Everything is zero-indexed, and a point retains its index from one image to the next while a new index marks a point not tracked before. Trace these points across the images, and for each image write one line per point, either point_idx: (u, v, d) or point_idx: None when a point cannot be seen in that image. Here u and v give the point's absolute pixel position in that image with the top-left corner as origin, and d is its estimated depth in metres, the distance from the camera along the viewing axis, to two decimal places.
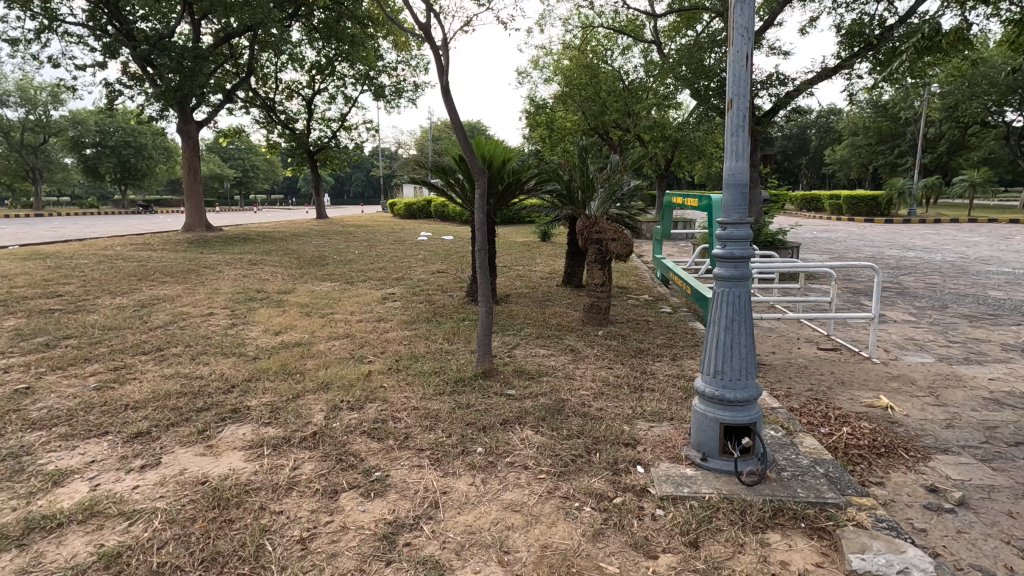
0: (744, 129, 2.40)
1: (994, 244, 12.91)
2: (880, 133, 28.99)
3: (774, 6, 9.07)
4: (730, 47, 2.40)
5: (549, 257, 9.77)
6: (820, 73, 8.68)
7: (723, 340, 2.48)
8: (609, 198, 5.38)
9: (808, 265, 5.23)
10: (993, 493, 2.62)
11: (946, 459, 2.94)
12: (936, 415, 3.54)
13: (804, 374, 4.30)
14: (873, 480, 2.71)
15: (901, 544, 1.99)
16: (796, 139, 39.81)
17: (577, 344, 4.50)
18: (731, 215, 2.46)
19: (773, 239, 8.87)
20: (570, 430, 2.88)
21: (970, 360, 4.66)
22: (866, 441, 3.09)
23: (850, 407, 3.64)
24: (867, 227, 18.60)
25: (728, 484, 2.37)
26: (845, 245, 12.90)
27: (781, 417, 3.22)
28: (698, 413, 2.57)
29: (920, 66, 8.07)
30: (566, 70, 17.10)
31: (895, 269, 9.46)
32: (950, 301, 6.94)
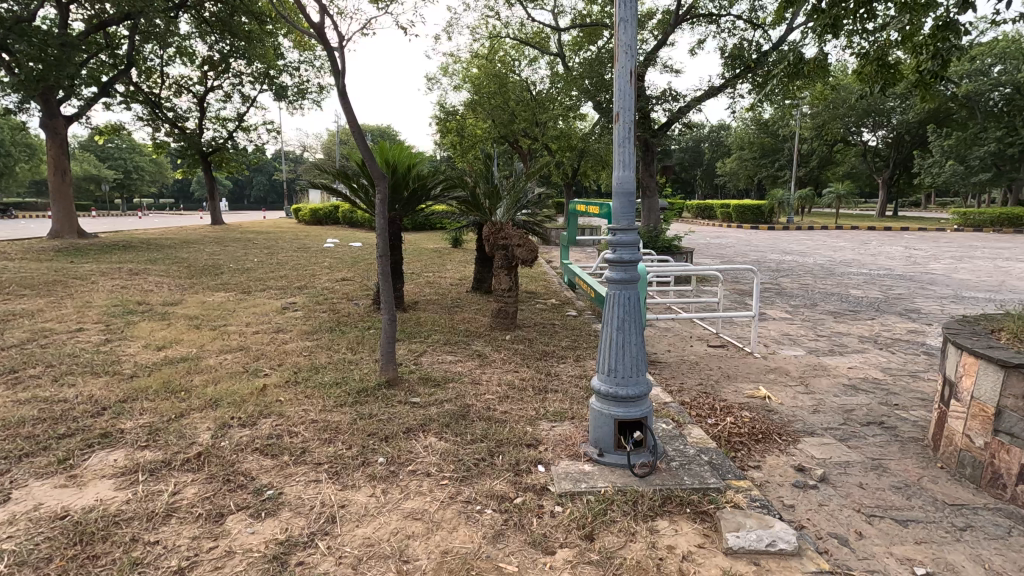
0: (630, 141, 2.54)
1: (855, 249, 14.60)
2: (763, 148, 31.85)
3: (666, 28, 9.71)
4: (616, 63, 2.53)
5: (460, 264, 9.79)
6: (707, 92, 9.41)
7: (615, 340, 2.61)
8: (514, 206, 5.54)
9: (698, 268, 5.60)
10: (848, 468, 2.96)
11: (812, 441, 3.28)
12: (805, 401, 3.95)
13: (695, 370, 4.62)
14: (751, 464, 2.97)
15: (771, 520, 2.19)
16: (692, 152, 42.63)
17: (485, 349, 4.54)
18: (621, 221, 2.60)
19: (670, 245, 9.47)
20: (473, 435, 2.90)
21: (834, 352, 5.23)
22: (747, 429, 3.37)
23: (733, 399, 3.96)
24: (752, 234, 20.38)
25: (622, 477, 2.50)
26: (734, 250, 14.00)
27: (672, 411, 3.44)
28: (595, 410, 2.68)
29: (791, 89, 8.96)
30: (475, 78, 17.27)
31: (775, 271, 10.40)
32: (819, 300, 7.75)
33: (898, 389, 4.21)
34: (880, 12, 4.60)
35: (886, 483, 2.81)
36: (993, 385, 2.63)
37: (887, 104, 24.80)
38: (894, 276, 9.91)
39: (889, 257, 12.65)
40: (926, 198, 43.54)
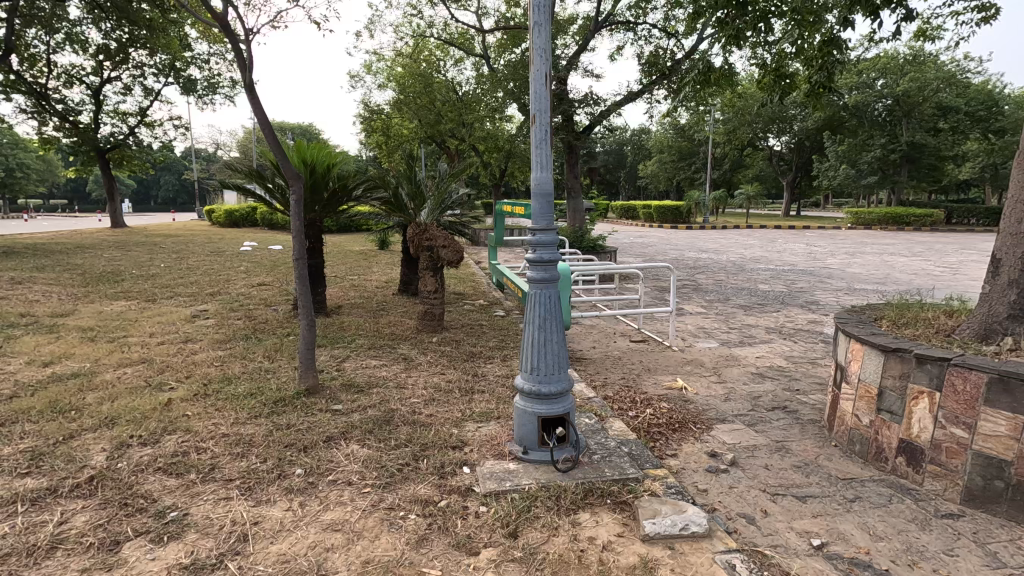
0: (547, 142, 2.59)
1: (764, 246, 15.67)
2: (680, 152, 33.46)
3: (586, 34, 9.99)
4: (533, 66, 2.56)
5: (386, 266, 9.58)
6: (626, 96, 9.77)
7: (537, 340, 2.65)
8: (438, 206, 5.56)
9: (620, 266, 5.80)
10: (755, 451, 3.17)
11: (724, 428, 3.49)
12: (718, 391, 4.19)
13: (618, 365, 4.78)
14: (669, 452, 3.11)
15: (685, 505, 2.29)
16: (615, 154, 44.06)
17: (411, 352, 4.46)
18: (540, 222, 2.64)
19: (594, 244, 9.75)
20: (397, 440, 2.84)
21: (744, 343, 5.59)
22: (664, 419, 3.53)
23: (653, 391, 4.13)
24: (672, 233, 21.36)
25: (546, 473, 2.54)
26: (655, 249, 14.60)
27: (595, 405, 3.53)
28: (518, 408, 2.70)
29: (702, 96, 9.47)
30: (399, 76, 16.97)
31: (693, 269, 10.96)
32: (731, 294, 8.25)
33: (799, 375, 4.56)
34: (777, 28, 4.95)
35: (788, 462, 3.03)
36: (876, 368, 2.91)
37: (790, 112, 26.79)
38: (796, 271, 10.73)
39: (793, 254, 13.67)
40: (824, 199, 47.41)
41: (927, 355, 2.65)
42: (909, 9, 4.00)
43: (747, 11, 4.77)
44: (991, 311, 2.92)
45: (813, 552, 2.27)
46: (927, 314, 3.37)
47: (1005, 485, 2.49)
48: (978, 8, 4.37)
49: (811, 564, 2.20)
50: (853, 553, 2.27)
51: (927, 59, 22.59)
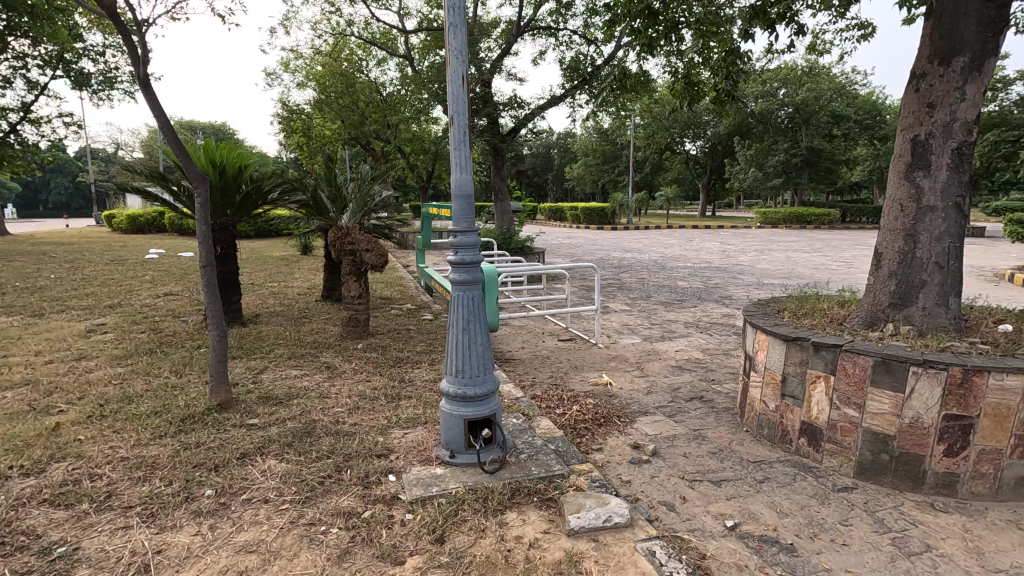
0: (465, 144, 2.58)
1: (684, 245, 16.47)
2: (604, 155, 34.54)
3: (509, 38, 10.09)
4: (449, 67, 2.55)
5: (309, 272, 9.21)
6: (549, 101, 9.95)
7: (461, 341, 2.64)
8: (360, 210, 5.45)
9: (546, 267, 5.89)
10: (675, 441, 3.32)
11: (646, 420, 3.63)
12: (640, 384, 4.36)
13: (546, 364, 4.85)
14: (594, 447, 3.20)
15: (608, 498, 2.36)
16: (542, 157, 44.78)
17: (334, 360, 4.31)
18: (461, 223, 2.63)
19: (522, 245, 9.87)
20: (319, 452, 2.73)
21: (664, 337, 5.85)
22: (590, 415, 3.62)
23: (579, 388, 4.22)
24: (598, 234, 21.99)
25: (473, 475, 2.53)
26: (582, 250, 14.97)
27: (523, 405, 3.56)
28: (444, 412, 2.68)
29: (622, 102, 9.81)
30: (319, 75, 16.39)
31: (617, 268, 11.34)
32: (653, 292, 8.60)
33: (714, 366, 4.82)
34: (686, 38, 5.22)
35: (705, 450, 3.19)
36: (780, 356, 3.13)
37: (703, 118, 28.35)
38: (711, 268, 11.37)
39: (709, 252, 14.46)
40: (737, 200, 50.58)
41: (822, 342, 2.89)
42: (801, 24, 4.32)
43: (658, 20, 4.98)
44: (876, 300, 3.22)
45: (727, 533, 2.40)
46: (822, 305, 3.67)
47: (890, 457, 2.75)
48: (859, 26, 4.79)
49: (726, 544, 2.33)
50: (762, 531, 2.42)
51: (821, 71, 24.63)
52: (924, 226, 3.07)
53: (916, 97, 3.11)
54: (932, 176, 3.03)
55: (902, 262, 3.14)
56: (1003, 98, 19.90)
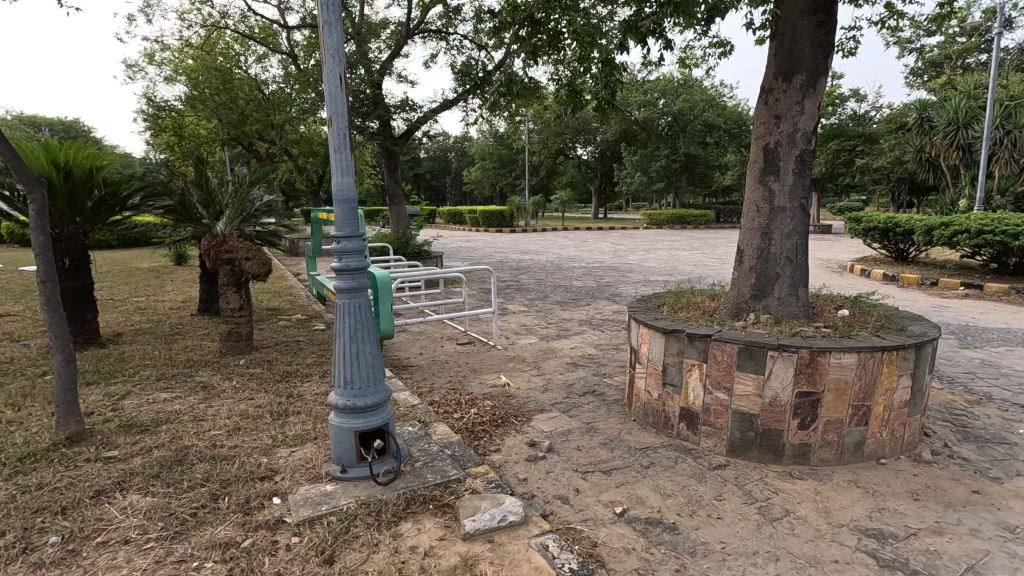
0: (346, 146, 2.50)
1: (578, 246, 17.15)
2: (501, 159, 35.02)
3: (398, 39, 9.91)
4: (324, 66, 2.45)
5: (184, 284, 8.42)
6: (442, 105, 9.90)
7: (349, 351, 2.54)
8: (237, 216, 4.98)
9: (443, 272, 5.84)
10: (569, 435, 3.44)
11: (542, 417, 3.72)
12: (537, 383, 4.46)
13: (444, 369, 4.82)
14: (492, 448, 3.22)
15: (503, 497, 2.38)
16: (440, 161, 44.49)
17: (212, 379, 3.97)
18: (344, 229, 2.54)
19: (420, 250, 9.73)
20: (192, 481, 2.49)
21: (560, 336, 6.05)
22: (488, 417, 3.65)
23: (478, 391, 4.24)
24: (498, 237, 22.23)
25: (366, 489, 2.44)
26: (481, 253, 15.06)
27: (420, 411, 3.50)
28: (334, 426, 2.56)
29: (514, 107, 10.00)
30: (190, 70, 15.05)
31: (516, 270, 11.55)
32: (549, 292, 8.86)
33: (606, 361, 5.07)
34: (568, 50, 5.45)
35: (596, 441, 3.34)
36: (661, 348, 3.35)
37: (592, 124, 29.72)
38: (603, 268, 11.94)
39: (602, 252, 15.18)
40: (626, 203, 53.57)
41: (695, 333, 3.14)
42: (669, 39, 4.66)
43: (541, 29, 5.15)
44: (740, 292, 3.56)
45: (616, 519, 2.53)
46: (696, 298, 3.98)
47: (755, 434, 3.04)
48: (719, 44, 5.26)
49: (615, 530, 2.45)
50: (648, 513, 2.57)
51: (694, 84, 26.80)
52: (776, 225, 3.44)
53: (765, 109, 3.47)
54: (780, 180, 3.40)
55: (760, 257, 3.50)
56: (840, 112, 22.54)
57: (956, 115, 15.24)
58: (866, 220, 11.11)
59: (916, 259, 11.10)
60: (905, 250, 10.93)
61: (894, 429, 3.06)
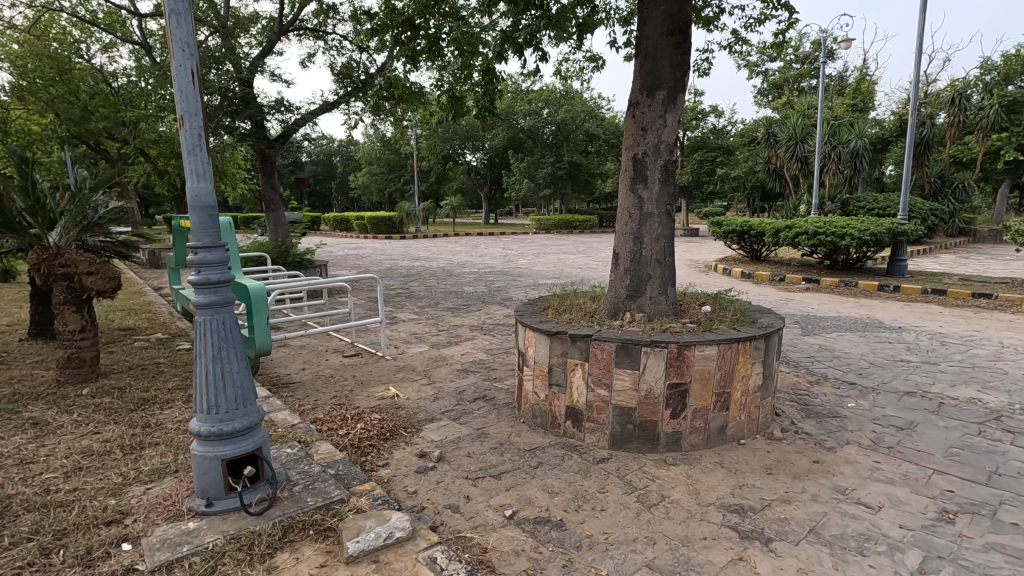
0: (201, 149, 2.29)
1: (469, 252, 17.23)
2: (389, 164, 34.20)
3: (270, 36, 9.31)
4: (172, 60, 2.22)
5: (11, 304, 7.20)
6: (321, 106, 9.45)
7: (212, 372, 2.32)
8: (75, 225, 4.38)
9: (325, 281, 5.54)
10: (460, 442, 3.42)
11: (432, 426, 3.67)
12: (427, 391, 4.39)
13: (329, 384, 4.58)
14: (380, 463, 3.12)
15: (389, 514, 2.30)
16: (323, 164, 42.40)
17: (46, 413, 3.43)
18: (202, 238, 2.32)
19: (302, 259, 9.22)
20: (15, 536, 2.12)
21: (451, 342, 6.02)
22: (375, 431, 3.52)
23: (365, 405, 4.07)
24: (387, 244, 21.64)
25: (236, 522, 2.24)
26: (369, 260, 14.58)
27: (301, 430, 3.28)
28: (196, 455, 2.32)
29: (398, 111, 9.79)
30: (15, 56, 12.99)
31: (406, 277, 11.31)
32: (440, 298, 8.79)
33: (496, 365, 5.13)
34: (449, 56, 5.45)
35: (486, 446, 3.36)
36: (545, 349, 3.45)
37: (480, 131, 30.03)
38: (494, 272, 12.08)
39: (492, 257, 15.37)
40: (516, 209, 54.63)
41: (577, 334, 3.27)
42: (545, 52, 4.84)
43: (420, 34, 5.11)
44: (617, 293, 3.77)
45: (506, 522, 2.55)
46: (578, 300, 4.15)
47: (633, 426, 3.23)
48: (592, 59, 5.55)
49: (505, 533, 2.47)
50: (536, 513, 2.63)
51: (574, 95, 28.11)
52: (646, 230, 3.70)
53: (633, 122, 3.71)
54: (648, 188, 3.66)
55: (633, 259, 3.73)
56: (703, 126, 24.86)
57: (795, 132, 17.45)
58: (726, 224, 12.31)
59: (767, 258, 12.51)
60: (758, 250, 12.26)
61: (750, 412, 3.40)
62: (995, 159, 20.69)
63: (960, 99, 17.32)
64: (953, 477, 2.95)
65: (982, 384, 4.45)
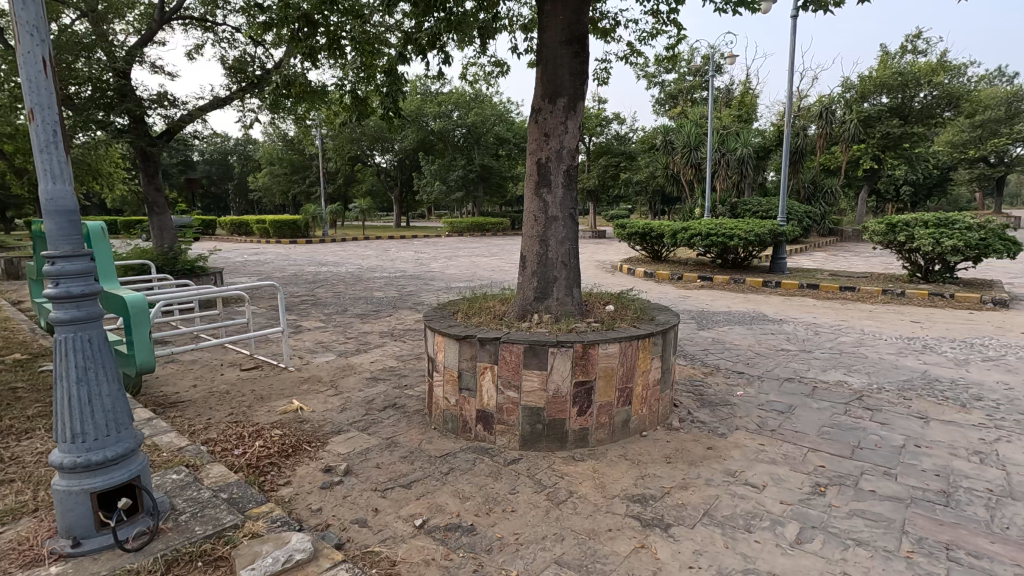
0: (57, 147, 2.04)
1: (379, 256, 16.79)
2: (292, 164, 32.51)
3: (150, 23, 8.52)
4: (17, 46, 1.96)
5: None
6: (211, 102, 8.79)
7: (77, 396, 2.07)
8: None
9: (219, 291, 5.14)
10: (368, 454, 3.31)
11: (338, 439, 3.51)
12: (334, 403, 4.21)
13: (224, 401, 4.25)
14: (280, 482, 2.94)
15: (288, 536, 2.18)
16: (218, 164, 39.45)
17: None
18: (60, 247, 2.06)
19: (193, 266, 8.52)
20: None
21: (360, 350, 5.83)
22: (276, 448, 3.32)
23: (264, 421, 3.83)
24: (291, 249, 20.53)
25: (109, 562, 2.02)
26: (271, 266, 13.75)
27: (190, 453, 3.02)
28: (57, 491, 2.06)
29: (297, 110, 9.32)
30: None
31: (311, 283, 10.79)
32: (348, 305, 8.48)
33: (407, 371, 5.02)
34: (350, 54, 5.28)
35: (396, 455, 3.27)
36: (455, 354, 3.43)
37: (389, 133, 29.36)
38: (405, 277, 11.85)
39: (403, 261, 15.07)
40: (427, 211, 54.09)
41: (486, 337, 3.28)
42: (449, 54, 4.83)
43: (318, 29, 4.90)
44: (525, 295, 3.83)
45: (416, 532, 2.50)
46: (487, 303, 4.17)
47: (543, 426, 3.29)
48: (497, 64, 5.61)
49: (415, 544, 2.42)
50: (447, 520, 2.60)
51: (484, 99, 28.27)
52: (552, 233, 3.79)
53: (536, 127, 3.79)
54: (553, 192, 3.75)
55: (539, 262, 3.81)
56: (607, 132, 25.96)
57: (689, 139, 18.69)
58: (629, 226, 12.92)
59: (667, 258, 13.27)
60: (659, 251, 12.98)
61: (651, 405, 3.58)
62: (856, 167, 23.40)
63: (827, 114, 19.40)
64: (824, 453, 3.29)
65: (847, 368, 5.00)
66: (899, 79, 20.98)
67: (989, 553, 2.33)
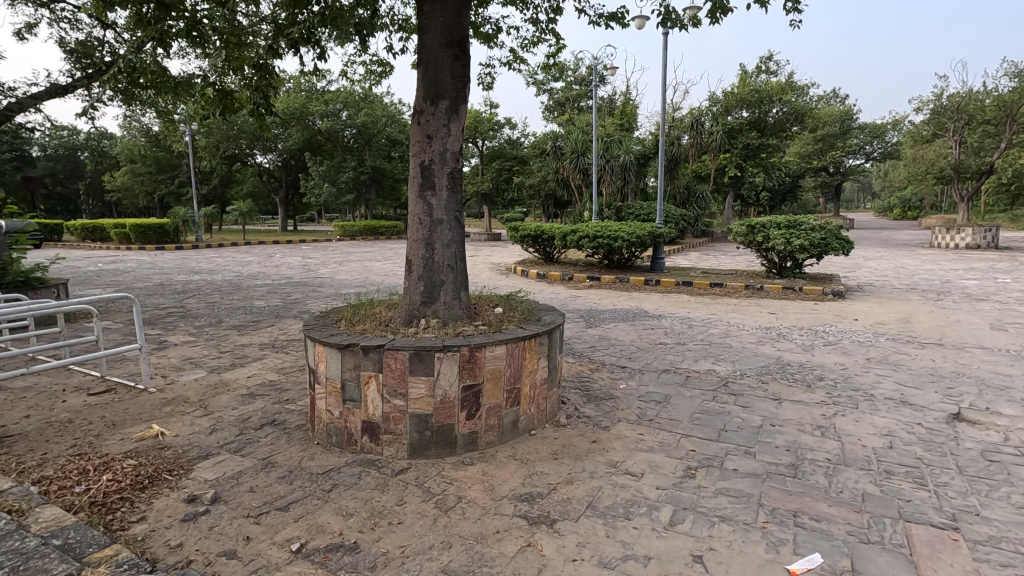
0: None
1: (260, 262, 15.66)
2: (157, 162, 29.38)
3: None
4: None
5: None
6: (47, 90, 7.67)
7: None
8: None
9: (60, 305, 4.49)
10: (240, 478, 3.04)
11: (205, 464, 3.19)
12: (202, 424, 3.83)
13: (66, 431, 3.71)
14: (133, 518, 2.61)
15: None
16: (65, 161, 34.64)
17: None
18: None
19: (27, 277, 7.39)
20: None
21: (234, 364, 5.38)
22: (128, 481, 2.95)
23: (116, 451, 3.38)
24: (157, 256, 18.51)
25: None
26: (131, 276, 12.29)
27: (14, 498, 2.58)
28: None
29: (156, 101, 8.43)
30: None
31: (180, 294, 9.79)
32: (224, 316, 7.81)
33: (288, 385, 4.71)
34: (213, 42, 4.87)
35: (273, 477, 3.04)
36: (337, 364, 3.26)
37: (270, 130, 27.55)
38: (290, 284, 11.17)
39: (287, 267, 14.18)
40: (317, 215, 51.67)
41: (369, 345, 3.15)
42: (324, 49, 4.62)
43: (174, 13, 4.46)
44: (412, 299, 3.74)
45: (292, 558, 2.33)
46: (373, 309, 4.02)
47: (431, 432, 3.23)
48: (379, 63, 5.47)
49: (291, 571, 2.25)
50: (327, 541, 2.45)
51: (373, 99, 27.49)
52: (437, 236, 3.74)
53: (418, 129, 3.72)
54: (437, 195, 3.70)
55: (425, 266, 3.74)
56: (499, 136, 26.39)
57: (577, 146, 19.54)
58: (522, 228, 13.18)
59: (558, 260, 13.73)
60: (551, 252, 13.38)
61: (539, 403, 3.65)
62: (723, 174, 25.80)
63: (697, 125, 21.18)
64: (694, 438, 3.55)
65: (716, 357, 5.47)
66: (756, 96, 23.18)
67: (827, 516, 2.64)
